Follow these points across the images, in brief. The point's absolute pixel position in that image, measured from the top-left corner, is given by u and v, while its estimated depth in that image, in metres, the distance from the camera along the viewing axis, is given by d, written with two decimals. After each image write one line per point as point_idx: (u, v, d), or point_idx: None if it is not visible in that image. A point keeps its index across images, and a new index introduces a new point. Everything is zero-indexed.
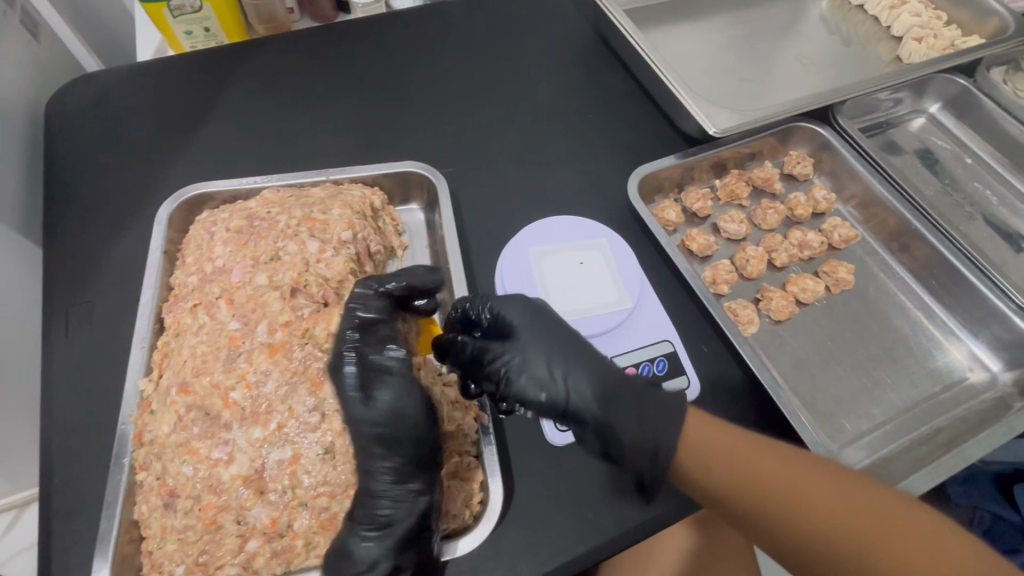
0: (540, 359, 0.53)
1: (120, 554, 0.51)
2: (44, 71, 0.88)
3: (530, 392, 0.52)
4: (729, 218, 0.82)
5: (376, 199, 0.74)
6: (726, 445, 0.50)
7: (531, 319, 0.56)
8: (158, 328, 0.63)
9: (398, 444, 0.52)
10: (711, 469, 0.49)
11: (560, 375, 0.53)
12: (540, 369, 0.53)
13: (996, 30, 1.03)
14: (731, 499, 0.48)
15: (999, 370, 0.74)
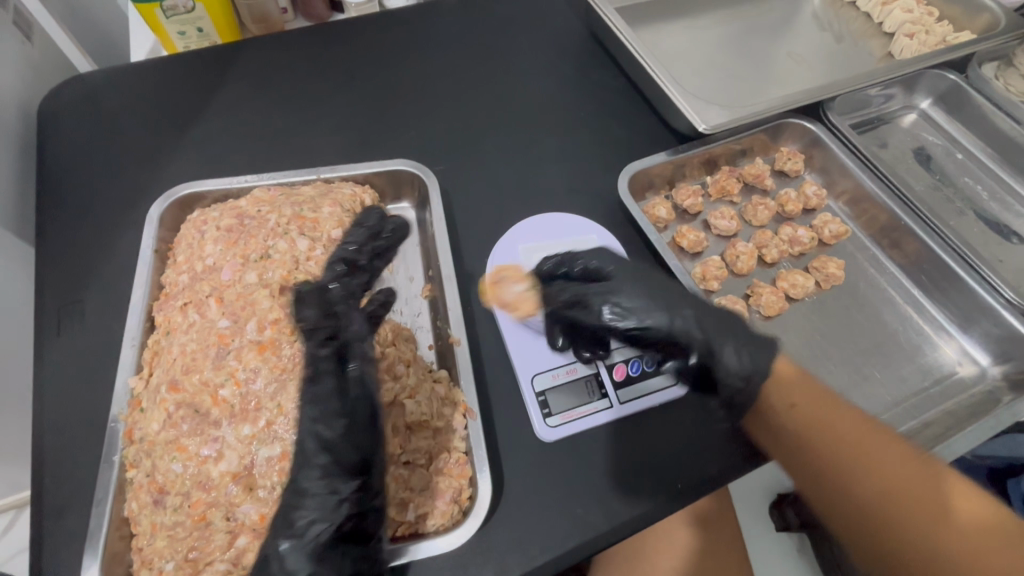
0: (637, 293, 0.57)
1: (110, 550, 0.51)
2: (36, 71, 0.88)
3: (632, 322, 0.56)
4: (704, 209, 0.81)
5: (364, 217, 0.71)
6: (813, 401, 0.54)
7: (612, 265, 0.61)
8: (149, 326, 0.63)
9: (329, 444, 0.52)
10: (792, 406, 0.54)
11: (653, 310, 0.56)
12: (633, 301, 0.57)
13: (987, 26, 1.03)
14: (801, 449, 0.53)
15: (988, 364, 0.74)
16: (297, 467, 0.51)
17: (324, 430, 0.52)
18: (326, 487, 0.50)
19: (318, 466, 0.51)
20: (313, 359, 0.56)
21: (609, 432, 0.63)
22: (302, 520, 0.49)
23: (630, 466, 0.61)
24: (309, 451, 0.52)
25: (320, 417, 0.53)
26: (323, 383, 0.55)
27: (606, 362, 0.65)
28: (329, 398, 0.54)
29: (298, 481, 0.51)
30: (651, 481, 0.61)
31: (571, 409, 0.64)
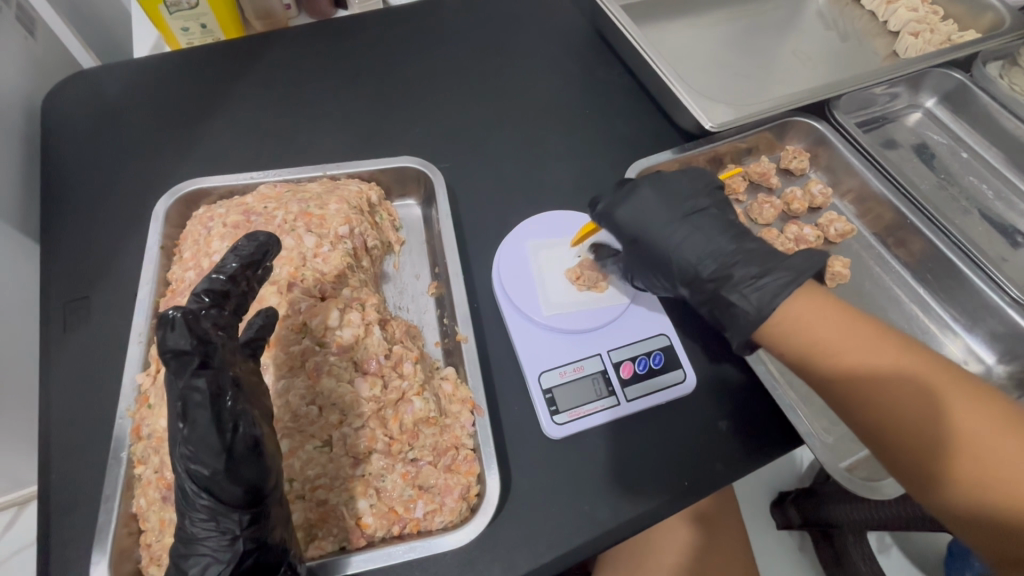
0: (670, 230, 0.64)
1: (119, 547, 0.51)
2: (39, 67, 0.88)
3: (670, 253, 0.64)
4: (695, 194, 0.67)
5: (240, 245, 0.52)
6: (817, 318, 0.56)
7: (656, 203, 0.66)
8: (156, 323, 0.63)
9: (207, 487, 0.44)
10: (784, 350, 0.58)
11: (687, 241, 0.63)
12: (671, 238, 0.64)
13: (992, 25, 1.03)
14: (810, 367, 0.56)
15: (994, 363, 0.74)
16: (182, 506, 0.46)
17: (196, 473, 0.44)
18: (215, 525, 0.45)
19: (198, 506, 0.45)
20: (185, 393, 0.43)
21: (617, 430, 0.63)
22: (196, 562, 0.45)
23: (637, 464, 0.61)
24: (187, 491, 0.45)
25: (191, 457, 0.44)
26: (196, 423, 0.43)
27: (613, 361, 0.66)
28: (197, 439, 0.43)
29: (185, 521, 0.46)
30: (658, 479, 0.61)
31: (578, 407, 0.64)
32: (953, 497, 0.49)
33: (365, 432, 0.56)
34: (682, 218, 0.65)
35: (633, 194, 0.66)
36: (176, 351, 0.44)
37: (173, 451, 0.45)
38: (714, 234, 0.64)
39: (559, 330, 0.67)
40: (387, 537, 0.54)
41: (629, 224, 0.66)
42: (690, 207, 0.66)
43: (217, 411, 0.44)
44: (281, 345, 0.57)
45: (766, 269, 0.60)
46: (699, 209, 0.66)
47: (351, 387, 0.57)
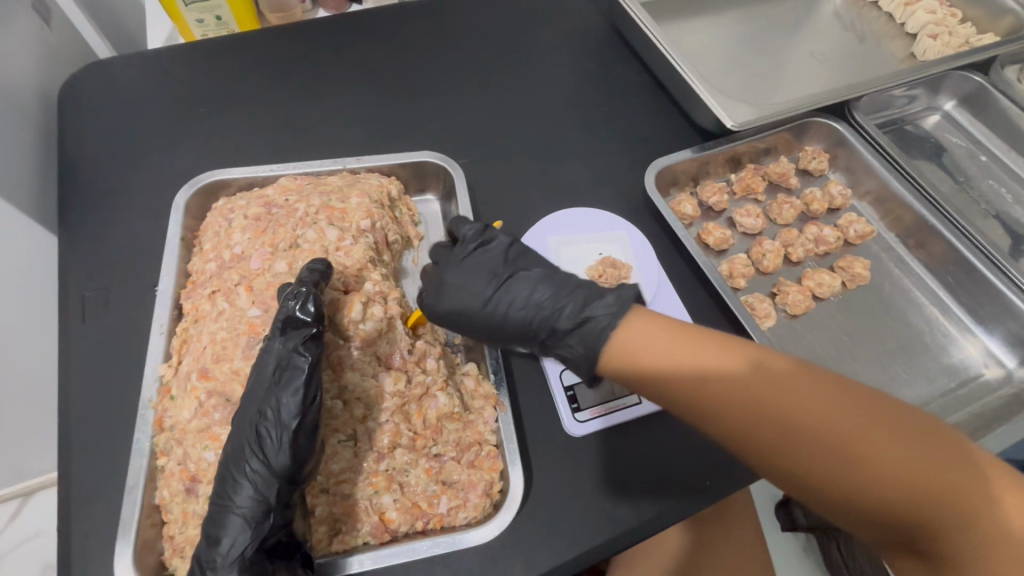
0: (471, 278, 0.60)
1: (142, 538, 0.51)
2: (54, 56, 0.87)
3: (514, 308, 0.59)
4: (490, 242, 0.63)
5: (315, 262, 0.57)
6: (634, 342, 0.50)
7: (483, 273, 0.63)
8: (176, 314, 0.62)
9: (267, 454, 0.48)
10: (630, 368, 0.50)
11: (520, 293, 0.59)
12: (504, 294, 0.60)
13: (1010, 29, 1.03)
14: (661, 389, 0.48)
15: (1015, 366, 0.74)
16: (231, 471, 0.49)
17: (267, 435, 0.48)
18: (253, 496, 0.48)
19: (247, 473, 0.48)
20: (292, 355, 0.50)
21: (639, 428, 0.63)
22: (226, 531, 0.47)
23: (659, 462, 0.61)
24: (247, 454, 0.48)
25: (267, 420, 0.48)
26: (288, 387, 0.48)
27: None
28: (281, 404, 0.48)
29: (229, 486, 0.48)
30: (679, 478, 0.61)
31: (600, 404, 0.63)
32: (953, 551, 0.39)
33: (389, 427, 0.55)
34: (479, 274, 0.61)
35: (461, 254, 0.62)
36: (299, 321, 0.51)
37: (251, 413, 0.50)
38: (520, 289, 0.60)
39: None
40: (410, 532, 0.54)
41: (451, 287, 0.61)
42: (504, 261, 0.62)
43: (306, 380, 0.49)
44: None
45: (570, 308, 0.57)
46: (493, 258, 0.61)
47: (376, 381, 0.56)
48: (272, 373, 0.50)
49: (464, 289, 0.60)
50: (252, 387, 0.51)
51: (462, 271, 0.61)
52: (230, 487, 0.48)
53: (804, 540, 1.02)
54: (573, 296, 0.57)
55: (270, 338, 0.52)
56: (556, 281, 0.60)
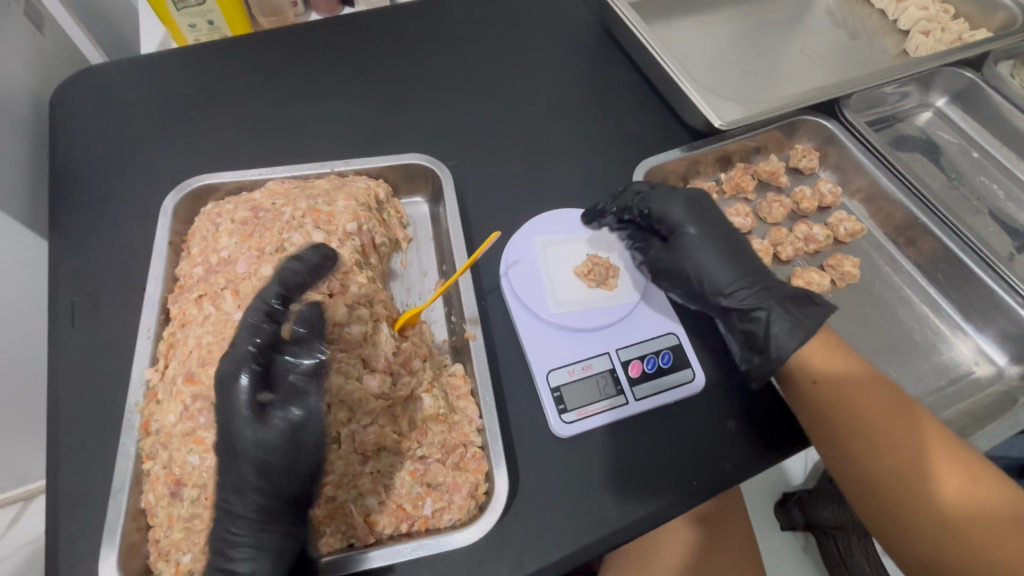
0: (698, 253, 0.66)
1: (127, 541, 0.51)
2: (48, 63, 0.88)
3: (705, 277, 0.66)
4: (726, 226, 0.69)
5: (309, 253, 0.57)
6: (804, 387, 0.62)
7: (693, 222, 0.68)
8: (164, 318, 0.63)
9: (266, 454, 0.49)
10: (815, 381, 0.61)
11: (716, 268, 0.65)
12: (704, 262, 0.66)
13: (1003, 24, 1.02)
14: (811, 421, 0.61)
15: (1005, 364, 0.74)
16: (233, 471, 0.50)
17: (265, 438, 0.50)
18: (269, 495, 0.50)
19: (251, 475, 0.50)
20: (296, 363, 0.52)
21: (625, 429, 0.63)
22: (236, 533, 0.50)
23: (645, 463, 0.61)
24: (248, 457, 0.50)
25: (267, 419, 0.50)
26: (296, 394, 0.51)
27: (622, 360, 0.66)
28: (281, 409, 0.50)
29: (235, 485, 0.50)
30: (665, 480, 0.60)
31: (586, 405, 0.63)
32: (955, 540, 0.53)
33: (374, 429, 0.55)
34: (699, 240, 0.67)
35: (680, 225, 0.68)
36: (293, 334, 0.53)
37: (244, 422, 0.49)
38: (719, 250, 0.66)
39: (568, 328, 0.67)
40: (395, 534, 0.54)
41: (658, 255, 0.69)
42: (732, 239, 0.68)
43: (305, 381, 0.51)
44: None
45: (766, 285, 0.64)
46: (717, 236, 0.67)
47: (360, 384, 0.56)
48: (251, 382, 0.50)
49: (675, 256, 0.67)
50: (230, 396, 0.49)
51: (682, 243, 0.67)
52: (231, 493, 0.50)
53: (801, 540, 1.01)
54: (781, 294, 0.63)
55: (243, 340, 0.51)
56: (781, 289, 0.63)
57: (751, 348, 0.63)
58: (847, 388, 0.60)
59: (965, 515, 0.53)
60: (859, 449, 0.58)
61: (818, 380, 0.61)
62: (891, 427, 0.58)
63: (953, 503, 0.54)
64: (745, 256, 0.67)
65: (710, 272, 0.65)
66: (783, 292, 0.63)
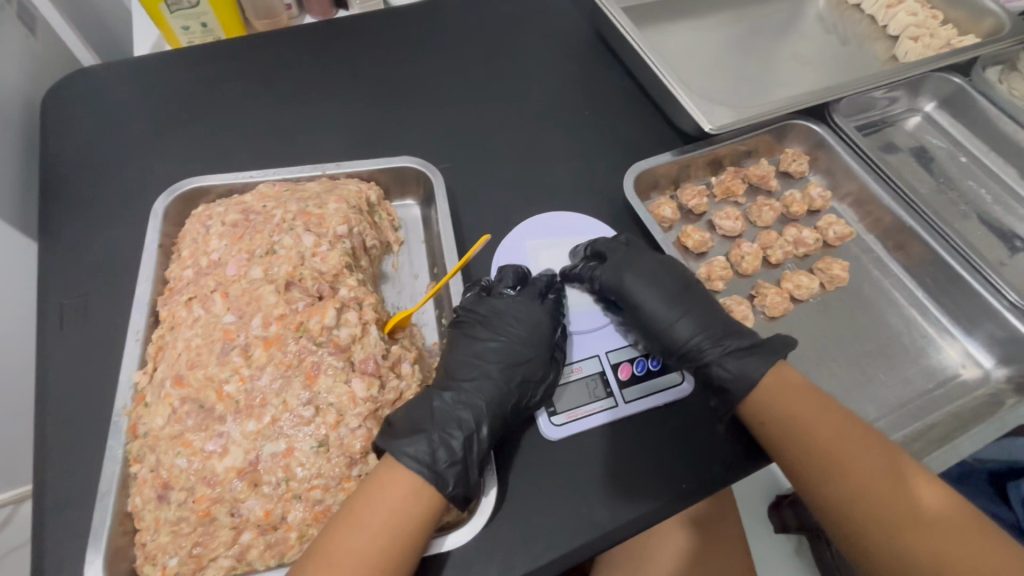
0: (644, 311, 0.66)
1: (114, 545, 0.51)
2: (40, 65, 0.88)
3: (663, 334, 0.65)
4: (666, 274, 0.68)
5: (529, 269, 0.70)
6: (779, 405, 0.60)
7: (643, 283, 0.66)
8: (153, 320, 0.63)
9: (459, 381, 0.60)
10: (763, 422, 0.60)
11: (670, 323, 0.65)
12: (656, 319, 0.65)
13: (991, 29, 1.03)
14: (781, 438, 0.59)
15: (992, 367, 0.75)
16: (454, 408, 0.57)
17: (479, 372, 0.61)
18: (457, 422, 0.56)
19: (451, 403, 0.58)
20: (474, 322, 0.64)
21: (614, 432, 0.63)
22: (280, 490, 0.52)
23: (634, 466, 0.61)
24: (497, 388, 0.59)
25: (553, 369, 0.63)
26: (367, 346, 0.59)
27: (611, 363, 0.66)
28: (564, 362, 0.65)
29: (457, 418, 0.56)
30: (654, 483, 0.61)
31: (575, 408, 0.64)
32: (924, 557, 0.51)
33: (362, 433, 0.55)
34: (647, 299, 0.66)
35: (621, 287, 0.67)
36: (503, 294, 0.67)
37: (527, 354, 0.62)
38: (665, 303, 0.66)
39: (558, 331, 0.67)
40: None
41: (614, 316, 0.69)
42: (676, 287, 0.67)
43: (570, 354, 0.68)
44: (281, 345, 0.56)
45: (720, 334, 0.64)
46: (660, 290, 0.66)
47: (348, 388, 0.56)
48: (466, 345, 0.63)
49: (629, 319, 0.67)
50: (536, 328, 0.64)
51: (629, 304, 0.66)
52: (283, 453, 0.53)
53: (793, 543, 1.01)
54: (729, 347, 0.63)
55: (534, 296, 0.66)
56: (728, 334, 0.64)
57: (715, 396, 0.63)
58: (815, 408, 0.59)
59: (930, 525, 0.52)
60: (827, 467, 0.56)
61: (765, 422, 0.60)
62: (858, 446, 0.57)
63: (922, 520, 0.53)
64: (692, 298, 0.66)
65: (667, 330, 0.65)
66: (736, 341, 0.63)
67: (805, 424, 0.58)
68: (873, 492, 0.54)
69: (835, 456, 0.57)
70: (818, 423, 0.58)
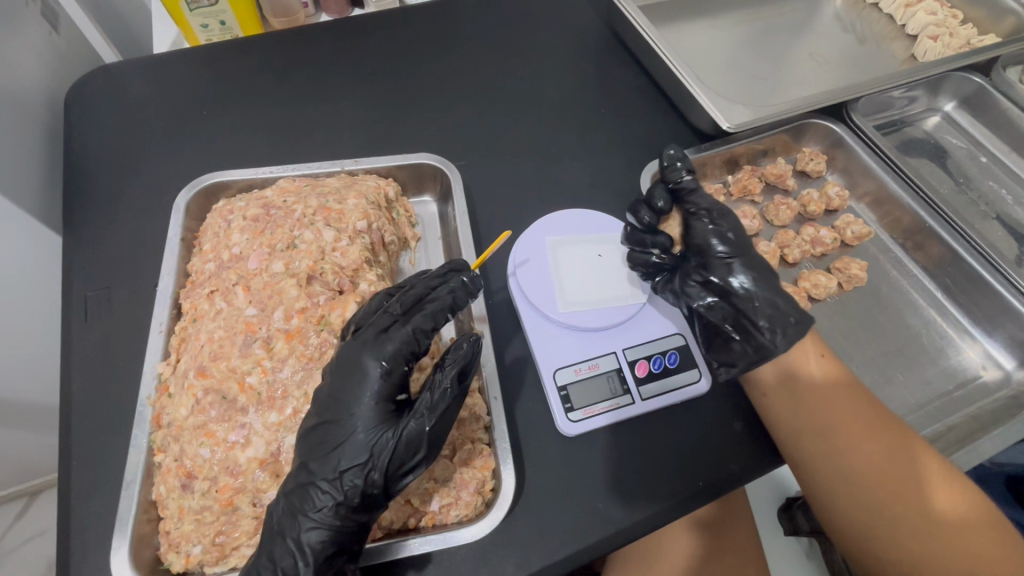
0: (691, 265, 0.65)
1: (138, 533, 0.52)
2: (63, 61, 0.90)
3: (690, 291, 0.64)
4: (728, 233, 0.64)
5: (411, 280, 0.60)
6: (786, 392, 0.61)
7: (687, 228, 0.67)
8: (176, 313, 0.64)
9: (298, 469, 0.51)
10: (764, 395, 0.62)
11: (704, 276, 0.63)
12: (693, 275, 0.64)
13: (1012, 29, 1.02)
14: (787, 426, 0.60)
15: (1014, 368, 0.74)
16: (274, 530, 0.49)
17: (310, 457, 0.51)
18: (280, 539, 0.49)
19: (280, 513, 0.50)
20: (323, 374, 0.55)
21: (632, 427, 0.63)
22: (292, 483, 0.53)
23: (651, 463, 0.61)
24: (314, 489, 0.49)
25: (387, 439, 0.50)
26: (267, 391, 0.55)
27: (629, 360, 0.66)
28: (417, 415, 0.50)
29: (272, 547, 0.49)
30: (672, 480, 0.61)
31: (593, 404, 0.64)
32: (925, 534, 0.55)
33: None
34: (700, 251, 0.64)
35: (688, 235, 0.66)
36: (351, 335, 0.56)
37: (341, 437, 0.50)
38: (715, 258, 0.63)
39: (575, 327, 0.67)
40: (404, 529, 0.55)
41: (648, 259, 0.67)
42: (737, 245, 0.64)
43: (459, 390, 0.52)
44: (304, 339, 0.57)
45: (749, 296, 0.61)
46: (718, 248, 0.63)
47: None
48: (311, 412, 0.52)
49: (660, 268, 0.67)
50: (348, 403, 0.51)
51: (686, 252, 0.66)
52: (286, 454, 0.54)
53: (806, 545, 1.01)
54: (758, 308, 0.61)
55: (364, 338, 0.53)
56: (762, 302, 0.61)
57: (720, 352, 0.63)
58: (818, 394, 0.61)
59: (929, 503, 0.56)
60: (833, 451, 0.59)
61: (767, 394, 0.62)
62: (861, 430, 0.59)
63: (924, 499, 0.56)
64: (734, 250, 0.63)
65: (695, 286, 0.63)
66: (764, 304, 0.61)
67: (810, 410, 0.60)
68: (878, 473, 0.57)
69: (841, 441, 0.59)
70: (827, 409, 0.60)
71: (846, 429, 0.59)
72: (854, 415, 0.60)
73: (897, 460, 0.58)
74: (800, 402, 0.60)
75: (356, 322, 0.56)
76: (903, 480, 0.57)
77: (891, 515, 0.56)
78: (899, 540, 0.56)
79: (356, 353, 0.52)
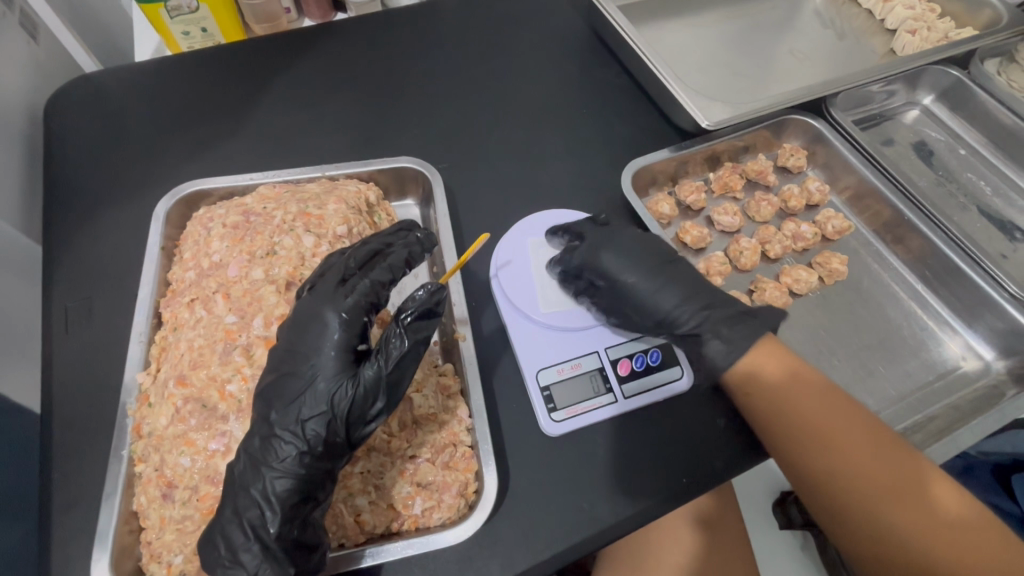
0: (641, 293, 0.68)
1: (119, 544, 0.52)
2: (42, 72, 0.89)
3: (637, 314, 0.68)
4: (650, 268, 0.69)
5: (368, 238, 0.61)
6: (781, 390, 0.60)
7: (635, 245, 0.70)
8: (156, 322, 0.63)
9: (260, 426, 0.51)
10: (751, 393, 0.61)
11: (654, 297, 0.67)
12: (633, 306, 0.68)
13: (989, 22, 1.03)
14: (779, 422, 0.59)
15: (992, 359, 0.75)
16: (237, 488, 0.49)
17: (273, 406, 0.51)
18: (242, 495, 0.49)
19: (242, 469, 0.49)
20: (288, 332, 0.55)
21: (615, 427, 0.64)
22: None
23: (634, 461, 0.62)
24: (276, 440, 0.49)
25: (346, 388, 0.50)
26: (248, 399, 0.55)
27: (611, 359, 0.66)
28: (374, 363, 0.51)
29: (235, 500, 0.49)
30: (654, 477, 0.61)
31: (576, 404, 0.64)
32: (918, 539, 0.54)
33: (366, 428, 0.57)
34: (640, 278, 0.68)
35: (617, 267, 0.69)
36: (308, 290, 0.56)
37: (301, 387, 0.51)
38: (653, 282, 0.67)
39: (557, 327, 0.68)
40: (388, 534, 0.55)
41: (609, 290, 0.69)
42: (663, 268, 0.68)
43: (418, 338, 0.52)
44: None
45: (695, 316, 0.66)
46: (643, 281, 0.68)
47: None
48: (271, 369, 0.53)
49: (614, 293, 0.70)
50: (308, 353, 0.51)
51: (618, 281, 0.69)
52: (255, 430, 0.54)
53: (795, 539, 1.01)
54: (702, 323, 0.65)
55: (322, 289, 0.54)
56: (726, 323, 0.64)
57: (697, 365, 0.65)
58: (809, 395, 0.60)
59: (924, 507, 0.55)
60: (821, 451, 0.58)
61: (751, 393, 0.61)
62: (851, 430, 0.58)
63: (918, 505, 0.55)
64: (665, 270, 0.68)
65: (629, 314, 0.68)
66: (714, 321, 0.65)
67: (799, 407, 0.59)
68: (870, 473, 0.56)
69: (831, 440, 0.58)
70: (823, 410, 0.59)
71: (839, 429, 0.59)
72: (848, 416, 0.59)
73: (891, 463, 0.57)
74: (794, 399, 0.60)
75: (313, 279, 0.57)
76: (897, 483, 0.56)
77: (884, 518, 0.55)
78: (889, 541, 0.55)
79: (317, 304, 0.53)
